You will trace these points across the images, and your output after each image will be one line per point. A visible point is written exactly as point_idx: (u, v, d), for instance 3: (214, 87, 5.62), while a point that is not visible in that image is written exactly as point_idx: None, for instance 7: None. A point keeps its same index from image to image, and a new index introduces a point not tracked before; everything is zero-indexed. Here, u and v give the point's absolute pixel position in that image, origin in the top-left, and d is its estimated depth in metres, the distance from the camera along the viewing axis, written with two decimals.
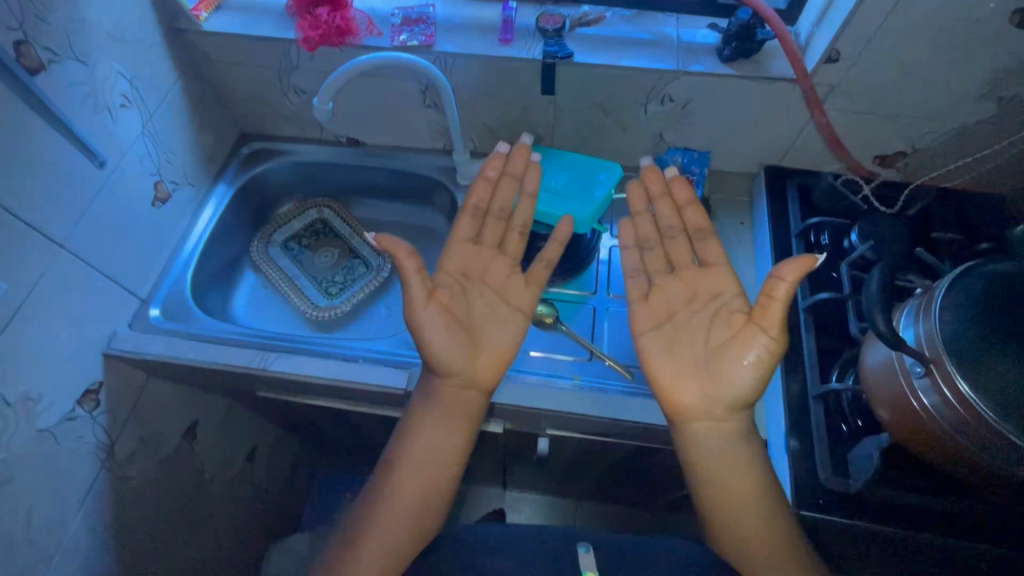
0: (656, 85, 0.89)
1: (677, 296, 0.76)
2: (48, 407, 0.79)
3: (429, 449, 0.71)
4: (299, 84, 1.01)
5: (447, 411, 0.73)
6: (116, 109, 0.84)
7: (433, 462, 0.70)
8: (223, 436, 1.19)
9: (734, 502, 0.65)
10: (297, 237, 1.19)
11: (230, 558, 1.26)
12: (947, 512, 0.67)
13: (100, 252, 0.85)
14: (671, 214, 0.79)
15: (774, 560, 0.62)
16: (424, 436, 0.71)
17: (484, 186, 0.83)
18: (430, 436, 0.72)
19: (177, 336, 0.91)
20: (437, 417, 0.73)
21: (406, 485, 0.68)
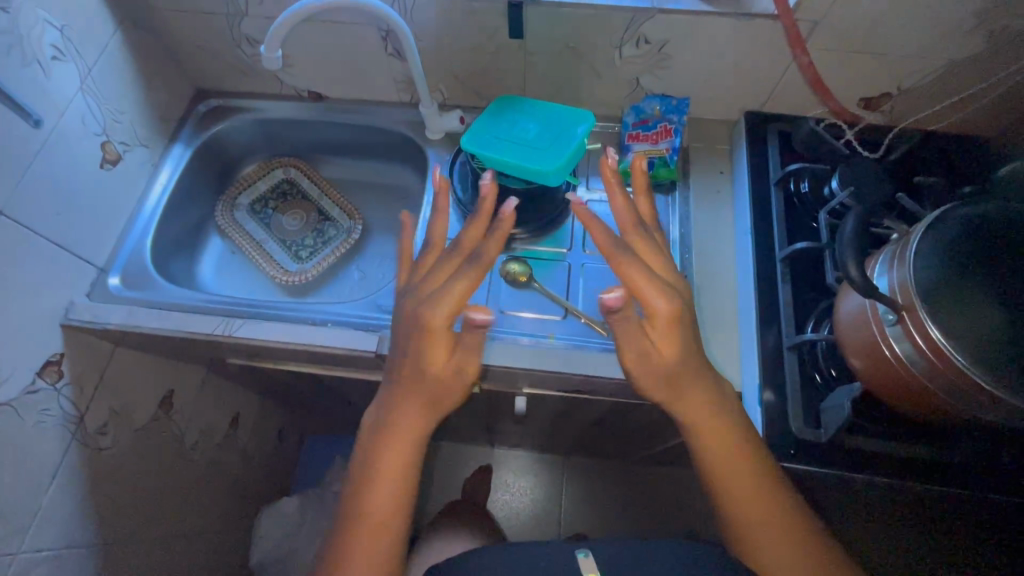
0: (630, 26, 0.84)
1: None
2: (5, 380, 0.76)
3: (401, 468, 0.66)
4: (250, 34, 0.95)
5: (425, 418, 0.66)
6: (48, 63, 0.78)
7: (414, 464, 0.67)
8: (201, 403, 1.17)
9: (725, 475, 0.63)
10: (263, 199, 1.14)
11: (220, 522, 1.28)
12: (914, 455, 0.67)
13: (45, 218, 0.80)
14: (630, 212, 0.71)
15: (762, 535, 0.60)
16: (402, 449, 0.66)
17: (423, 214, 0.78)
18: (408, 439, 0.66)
19: (137, 304, 0.88)
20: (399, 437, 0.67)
21: (391, 495, 0.65)
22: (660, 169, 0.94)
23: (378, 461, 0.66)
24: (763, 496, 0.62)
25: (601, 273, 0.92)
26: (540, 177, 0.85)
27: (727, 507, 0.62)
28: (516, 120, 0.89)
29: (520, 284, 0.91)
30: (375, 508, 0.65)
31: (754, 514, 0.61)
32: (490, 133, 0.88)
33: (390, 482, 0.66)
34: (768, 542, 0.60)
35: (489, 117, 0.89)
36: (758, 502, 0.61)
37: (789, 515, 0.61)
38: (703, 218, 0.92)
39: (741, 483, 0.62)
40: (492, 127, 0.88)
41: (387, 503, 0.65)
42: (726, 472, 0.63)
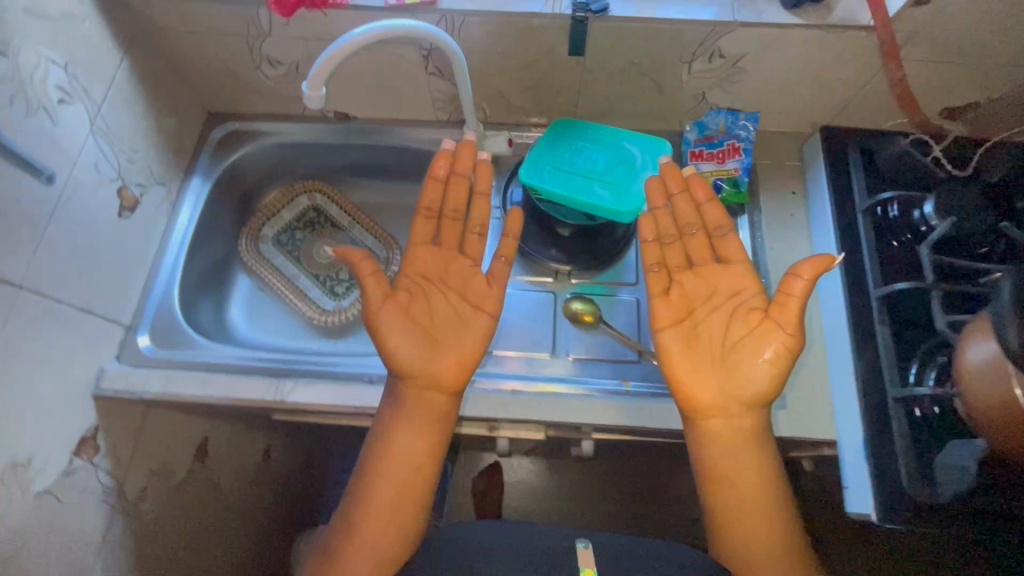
0: (706, 40, 0.76)
1: (696, 291, 0.70)
2: (42, 466, 0.70)
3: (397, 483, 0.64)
4: (272, 55, 0.84)
5: (429, 410, 0.67)
6: (54, 108, 0.68)
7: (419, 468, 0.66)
8: (233, 446, 1.10)
9: (740, 494, 0.63)
10: (289, 230, 1.05)
11: (260, 562, 1.23)
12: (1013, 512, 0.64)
13: (68, 284, 0.72)
14: (689, 211, 0.72)
15: (769, 525, 0.62)
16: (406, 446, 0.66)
17: (433, 188, 0.74)
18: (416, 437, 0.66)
19: (173, 368, 0.80)
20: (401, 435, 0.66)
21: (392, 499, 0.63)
22: (728, 193, 0.87)
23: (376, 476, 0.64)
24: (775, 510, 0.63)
25: None
26: (597, 211, 0.78)
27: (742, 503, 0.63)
28: (578, 148, 0.81)
29: (586, 325, 0.84)
30: (364, 522, 0.62)
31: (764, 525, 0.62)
32: (552, 164, 0.81)
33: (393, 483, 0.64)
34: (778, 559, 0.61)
35: (550, 146, 0.82)
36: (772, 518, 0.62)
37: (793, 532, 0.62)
38: (777, 246, 0.86)
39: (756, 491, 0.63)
40: (554, 157, 0.81)
41: (377, 523, 0.62)
42: (748, 476, 0.63)
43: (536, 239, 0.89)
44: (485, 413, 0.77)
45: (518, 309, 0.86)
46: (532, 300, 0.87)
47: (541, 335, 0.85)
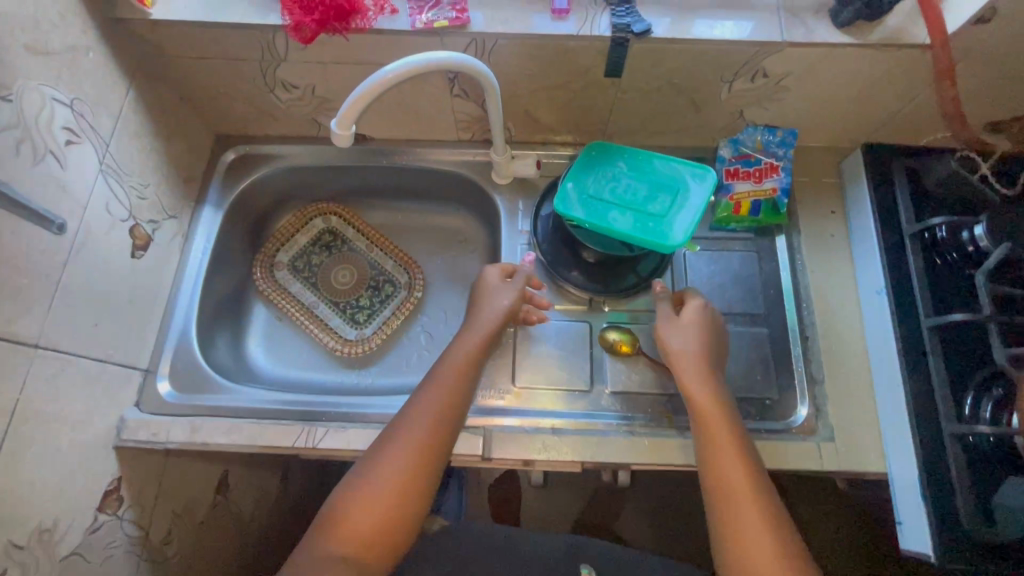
0: (750, 59, 0.72)
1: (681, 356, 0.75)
2: (69, 528, 0.66)
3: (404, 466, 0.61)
4: (288, 79, 0.80)
5: (428, 436, 0.64)
6: (62, 151, 0.64)
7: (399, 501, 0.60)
8: (257, 475, 1.02)
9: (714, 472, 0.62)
10: (305, 254, 1.01)
11: None
12: None
13: (84, 335, 0.68)
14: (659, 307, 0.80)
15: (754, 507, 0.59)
16: (390, 470, 0.61)
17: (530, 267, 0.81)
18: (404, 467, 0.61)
19: (198, 415, 0.78)
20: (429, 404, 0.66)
21: (362, 526, 0.59)
22: (768, 214, 0.84)
23: (385, 461, 0.62)
24: (766, 546, 0.57)
25: None
26: (628, 238, 0.74)
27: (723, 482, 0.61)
28: (610, 174, 0.78)
29: (622, 356, 0.81)
30: (366, 502, 0.60)
31: (760, 561, 0.56)
32: (585, 192, 0.77)
33: (367, 508, 0.59)
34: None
35: (581, 173, 0.78)
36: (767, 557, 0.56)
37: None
38: (818, 270, 0.83)
39: (753, 524, 0.58)
40: (586, 185, 0.77)
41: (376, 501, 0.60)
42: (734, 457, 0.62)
43: (569, 267, 0.85)
44: (523, 456, 0.74)
45: (551, 340, 0.83)
46: (566, 330, 0.83)
47: (578, 366, 0.81)
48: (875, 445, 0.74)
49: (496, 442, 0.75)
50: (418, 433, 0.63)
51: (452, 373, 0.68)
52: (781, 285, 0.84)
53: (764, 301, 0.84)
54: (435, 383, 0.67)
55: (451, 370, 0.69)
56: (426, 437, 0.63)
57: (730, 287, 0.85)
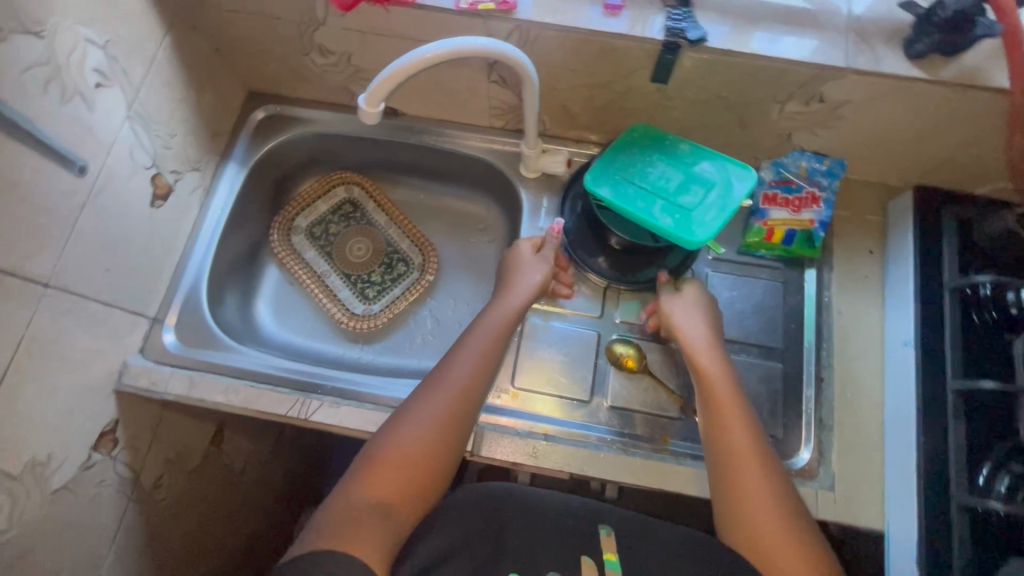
0: (807, 82, 0.68)
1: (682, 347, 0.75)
2: (62, 463, 0.68)
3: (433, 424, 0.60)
4: (324, 44, 0.78)
5: (458, 399, 0.62)
6: (90, 93, 0.64)
7: (435, 453, 0.59)
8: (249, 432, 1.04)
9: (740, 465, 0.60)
10: (322, 222, 1.00)
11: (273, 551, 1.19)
12: None
13: (95, 278, 0.69)
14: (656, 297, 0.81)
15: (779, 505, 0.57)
16: (425, 424, 0.59)
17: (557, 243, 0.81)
18: (439, 421, 0.60)
19: (199, 370, 0.79)
20: (457, 370, 0.64)
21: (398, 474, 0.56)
22: (801, 245, 0.81)
23: (416, 416, 0.60)
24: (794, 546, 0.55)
25: None
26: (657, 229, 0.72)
27: (753, 475, 0.59)
28: (654, 160, 0.75)
29: (627, 371, 0.79)
30: (394, 452, 0.57)
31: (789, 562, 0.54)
32: (624, 174, 0.75)
33: (405, 450, 0.57)
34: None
35: (621, 158, 0.76)
36: (788, 547, 0.55)
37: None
38: (847, 311, 0.79)
39: (773, 522, 0.56)
40: (622, 169, 0.75)
41: (403, 454, 0.57)
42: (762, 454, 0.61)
43: (592, 253, 0.84)
44: (514, 457, 0.73)
45: (556, 343, 0.81)
46: (574, 335, 0.81)
47: (581, 375, 0.79)
48: (877, 500, 0.71)
49: (488, 439, 0.74)
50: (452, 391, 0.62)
51: (486, 340, 0.68)
52: (804, 320, 0.80)
53: (783, 335, 0.80)
54: (468, 344, 0.67)
55: (484, 337, 0.68)
56: (461, 395, 0.63)
57: (749, 315, 0.81)
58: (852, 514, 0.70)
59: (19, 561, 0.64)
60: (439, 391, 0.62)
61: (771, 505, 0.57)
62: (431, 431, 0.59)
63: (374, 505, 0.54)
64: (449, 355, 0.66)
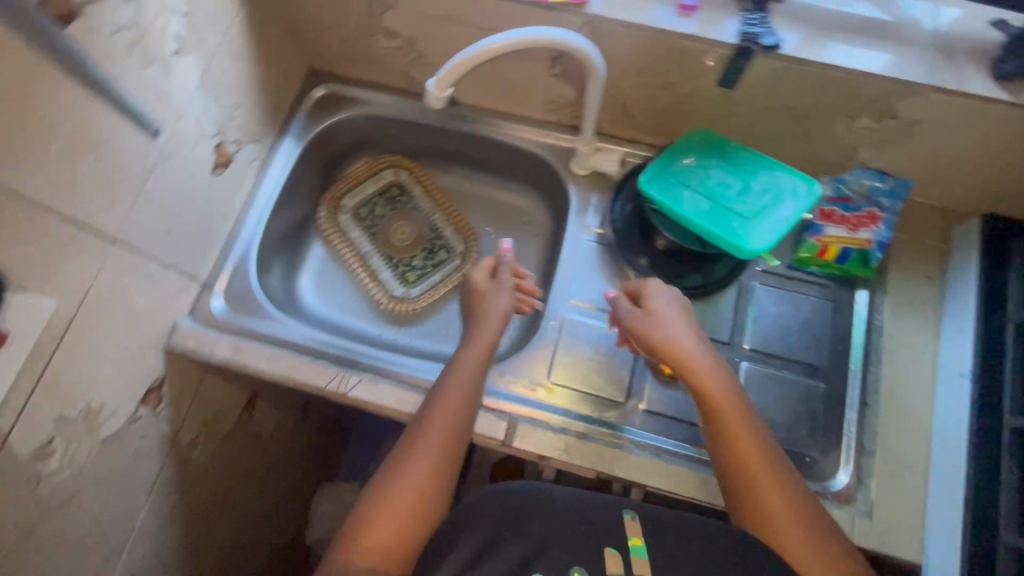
0: (881, 97, 0.66)
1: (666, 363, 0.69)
2: (111, 414, 0.70)
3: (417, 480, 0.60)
4: (391, 27, 0.79)
5: (438, 449, 0.63)
6: (170, 59, 0.66)
7: (420, 510, 0.58)
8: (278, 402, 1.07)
9: (764, 493, 0.57)
10: (369, 203, 1.01)
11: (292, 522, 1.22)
12: None
13: (157, 239, 0.71)
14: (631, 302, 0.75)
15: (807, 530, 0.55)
16: (409, 479, 0.60)
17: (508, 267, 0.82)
18: (422, 475, 0.60)
19: (244, 336, 0.81)
20: (434, 418, 0.65)
21: (386, 531, 0.56)
22: (855, 264, 0.78)
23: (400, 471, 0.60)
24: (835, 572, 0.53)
25: (764, 380, 0.77)
26: (710, 235, 0.71)
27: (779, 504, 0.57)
28: (711, 166, 0.74)
29: (664, 377, 0.78)
30: (382, 513, 0.57)
31: None
32: (680, 177, 0.74)
33: (391, 508, 0.57)
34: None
35: (679, 163, 0.75)
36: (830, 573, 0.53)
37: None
38: (899, 336, 0.77)
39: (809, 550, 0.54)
40: (679, 172, 0.74)
41: (393, 510, 0.57)
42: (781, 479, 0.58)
43: (637, 254, 0.83)
44: (544, 451, 0.73)
45: (593, 342, 0.81)
46: (612, 336, 0.81)
47: (617, 377, 0.79)
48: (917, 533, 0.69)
49: (520, 431, 0.74)
50: (432, 441, 0.63)
51: (465, 387, 0.68)
52: (851, 342, 0.78)
53: (829, 355, 0.78)
54: (445, 393, 0.68)
55: (460, 383, 0.69)
56: (442, 445, 0.63)
57: (794, 332, 0.79)
58: (890, 545, 0.68)
59: (67, 502, 0.66)
60: (421, 444, 0.63)
61: (805, 533, 0.55)
62: (415, 486, 0.59)
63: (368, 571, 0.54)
64: (426, 407, 0.67)
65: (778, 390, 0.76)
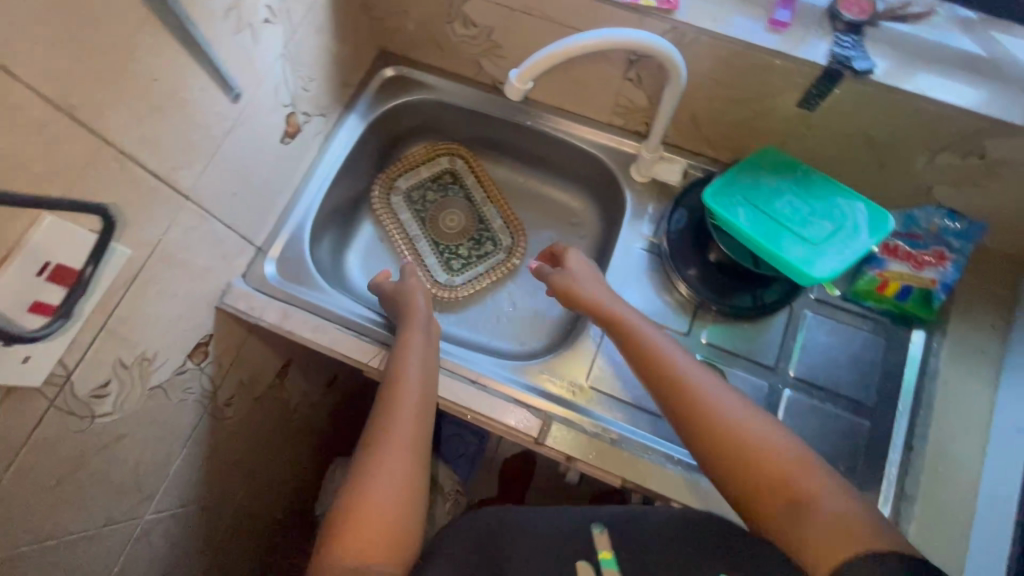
0: (969, 135, 0.64)
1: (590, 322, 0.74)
2: (162, 364, 0.72)
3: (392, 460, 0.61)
4: (471, 15, 0.79)
5: (407, 429, 0.64)
6: (259, 26, 0.67)
7: (400, 504, 0.59)
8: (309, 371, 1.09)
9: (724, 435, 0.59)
10: (422, 188, 1.02)
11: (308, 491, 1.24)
12: None
13: (223, 201, 0.73)
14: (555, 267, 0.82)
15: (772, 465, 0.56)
16: (387, 479, 0.60)
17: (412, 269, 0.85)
18: (394, 474, 0.61)
19: (293, 304, 0.83)
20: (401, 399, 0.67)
21: (372, 533, 0.56)
22: (916, 303, 0.76)
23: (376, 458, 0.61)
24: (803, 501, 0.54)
25: (807, 410, 0.75)
26: (770, 256, 0.70)
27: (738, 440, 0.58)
28: (778, 186, 0.73)
29: None
30: (366, 501, 0.58)
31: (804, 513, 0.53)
32: (745, 194, 0.73)
33: (374, 494, 0.59)
34: (825, 538, 0.51)
35: (744, 180, 0.74)
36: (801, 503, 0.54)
37: (830, 511, 0.52)
38: (955, 382, 0.75)
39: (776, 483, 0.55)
40: (745, 189, 0.73)
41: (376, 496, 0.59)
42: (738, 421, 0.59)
43: (687, 264, 0.82)
44: (573, 453, 0.73)
45: None
46: None
47: None
48: None
49: (554, 430, 0.74)
50: (399, 419, 0.65)
51: (418, 376, 0.70)
52: (902, 383, 0.76)
53: (877, 392, 0.76)
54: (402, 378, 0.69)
55: (415, 360, 0.71)
56: (407, 437, 0.64)
57: (842, 365, 0.78)
58: None
59: (113, 443, 0.69)
60: (389, 441, 0.63)
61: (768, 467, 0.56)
62: (393, 481, 0.60)
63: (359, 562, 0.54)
64: (386, 399, 0.68)
65: (820, 423, 0.75)
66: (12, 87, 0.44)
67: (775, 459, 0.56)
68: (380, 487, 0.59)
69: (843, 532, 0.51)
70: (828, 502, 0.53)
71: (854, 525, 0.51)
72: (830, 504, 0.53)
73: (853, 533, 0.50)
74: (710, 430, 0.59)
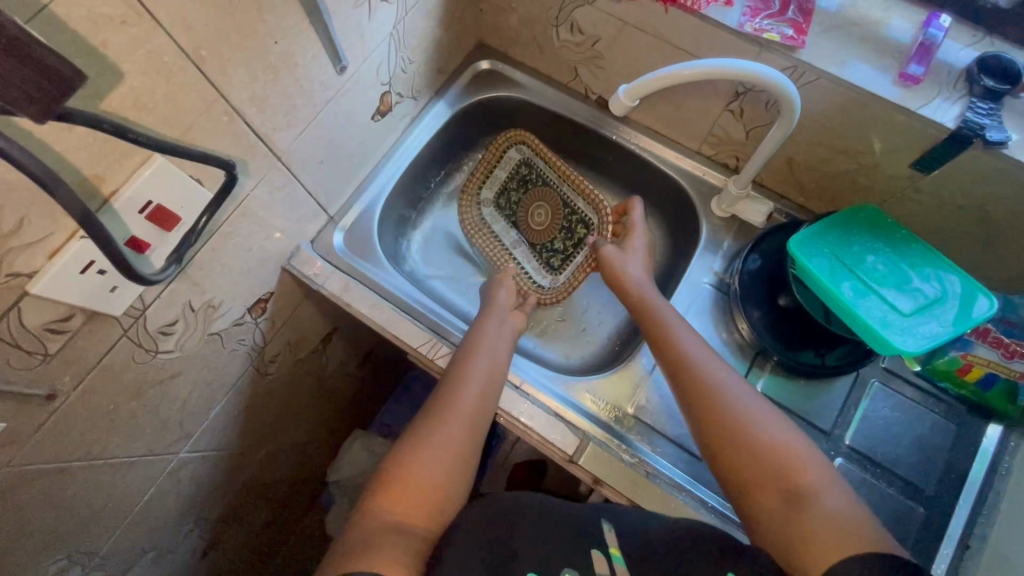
0: None
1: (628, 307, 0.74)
2: (225, 312, 0.74)
3: (454, 430, 0.62)
4: (580, 23, 0.78)
5: (476, 401, 0.65)
6: (377, 5, 0.68)
7: (449, 481, 0.58)
8: (349, 342, 1.11)
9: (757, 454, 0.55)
10: (506, 191, 0.98)
11: (325, 458, 1.26)
12: None
13: (310, 167, 0.75)
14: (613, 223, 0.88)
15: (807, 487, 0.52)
16: (444, 443, 0.60)
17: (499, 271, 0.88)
18: (441, 440, 0.60)
19: (357, 277, 0.84)
20: (454, 369, 0.69)
21: (410, 497, 0.56)
22: (999, 394, 0.70)
23: (423, 430, 0.62)
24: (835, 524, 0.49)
25: (860, 483, 0.71)
26: (852, 318, 0.66)
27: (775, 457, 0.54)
28: (868, 248, 0.69)
29: None
30: (415, 471, 0.57)
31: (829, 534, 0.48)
32: (832, 249, 0.69)
33: (420, 463, 0.58)
34: (829, 537, 0.48)
35: (835, 234, 0.70)
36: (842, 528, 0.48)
37: (831, 509, 0.50)
38: None
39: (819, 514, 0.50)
40: (832, 243, 0.70)
41: (422, 461, 0.58)
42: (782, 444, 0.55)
43: (754, 306, 0.78)
44: (601, 475, 0.71)
45: None
46: None
47: None
48: None
49: (589, 449, 0.73)
50: (464, 387, 0.66)
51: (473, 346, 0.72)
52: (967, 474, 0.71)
53: (937, 478, 0.71)
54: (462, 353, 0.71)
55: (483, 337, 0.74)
56: (451, 395, 0.65)
57: (903, 445, 0.73)
58: None
59: (168, 379, 0.71)
60: (451, 408, 0.63)
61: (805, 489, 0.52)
62: (445, 452, 0.60)
63: (395, 524, 0.54)
64: (457, 365, 0.69)
65: (871, 500, 0.70)
66: (153, 31, 0.46)
67: (774, 446, 0.55)
68: (430, 451, 0.59)
69: (846, 536, 0.48)
70: (826, 501, 0.51)
71: (860, 534, 0.48)
72: (838, 509, 0.50)
73: (858, 538, 0.47)
74: (718, 428, 0.58)
